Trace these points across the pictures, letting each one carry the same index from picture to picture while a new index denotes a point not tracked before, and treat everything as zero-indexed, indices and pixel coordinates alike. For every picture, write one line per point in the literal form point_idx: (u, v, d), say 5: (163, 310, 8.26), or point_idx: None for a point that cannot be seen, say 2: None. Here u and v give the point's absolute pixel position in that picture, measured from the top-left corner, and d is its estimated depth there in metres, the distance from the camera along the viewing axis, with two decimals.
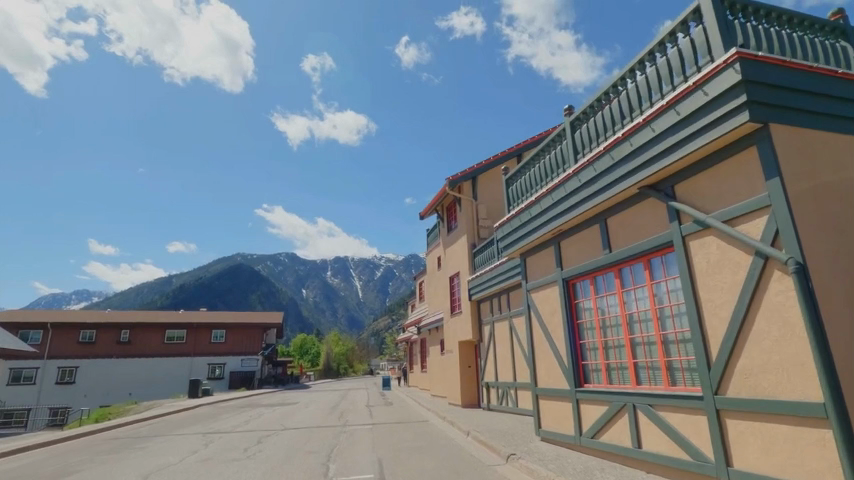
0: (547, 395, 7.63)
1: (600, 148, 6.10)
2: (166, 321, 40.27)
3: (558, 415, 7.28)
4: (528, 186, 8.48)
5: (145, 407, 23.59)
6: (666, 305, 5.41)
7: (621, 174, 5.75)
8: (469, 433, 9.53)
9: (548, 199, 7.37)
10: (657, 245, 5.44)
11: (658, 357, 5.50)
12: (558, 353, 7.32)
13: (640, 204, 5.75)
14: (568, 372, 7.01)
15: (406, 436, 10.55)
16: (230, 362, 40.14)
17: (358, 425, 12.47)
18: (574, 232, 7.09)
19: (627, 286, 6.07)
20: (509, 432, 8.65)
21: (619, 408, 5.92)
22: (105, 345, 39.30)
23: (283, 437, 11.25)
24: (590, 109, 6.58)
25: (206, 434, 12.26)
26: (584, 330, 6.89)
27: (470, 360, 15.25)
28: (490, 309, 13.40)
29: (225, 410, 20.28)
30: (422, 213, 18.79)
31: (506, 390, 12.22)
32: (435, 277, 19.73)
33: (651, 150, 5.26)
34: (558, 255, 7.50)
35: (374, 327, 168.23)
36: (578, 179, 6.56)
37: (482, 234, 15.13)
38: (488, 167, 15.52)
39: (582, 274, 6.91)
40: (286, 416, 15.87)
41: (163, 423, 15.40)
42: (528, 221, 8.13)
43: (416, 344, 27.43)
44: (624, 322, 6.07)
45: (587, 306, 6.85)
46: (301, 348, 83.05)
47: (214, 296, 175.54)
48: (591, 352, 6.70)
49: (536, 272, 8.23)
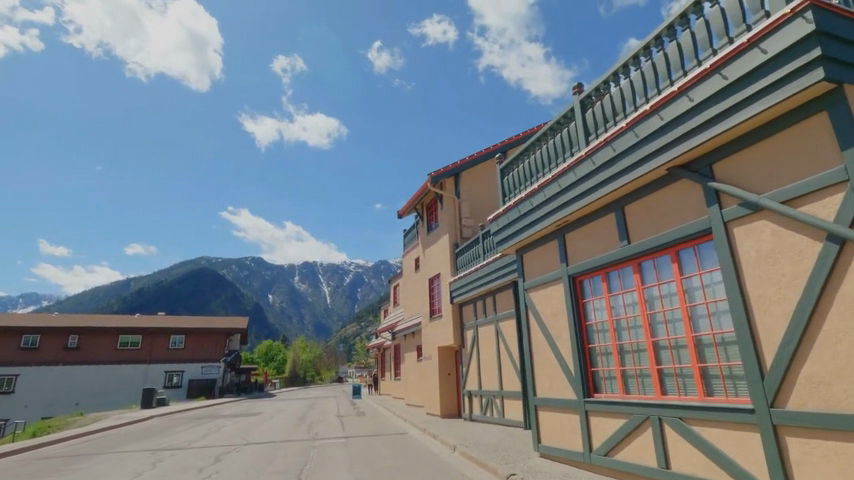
0: (548, 406, 6.83)
1: (622, 124, 5.39)
2: (119, 326, 37.62)
3: (562, 429, 6.48)
4: (528, 175, 7.72)
5: (90, 419, 21.56)
6: (700, 302, 4.71)
7: (647, 153, 5.05)
8: (456, 448, 8.63)
9: (553, 187, 6.62)
10: (689, 234, 4.74)
11: (690, 363, 4.77)
12: (563, 359, 6.54)
13: (670, 187, 5.04)
14: (575, 381, 6.23)
15: (383, 452, 9.54)
16: (189, 370, 37.72)
17: (329, 439, 11.39)
18: (585, 222, 6.35)
19: (647, 283, 5.37)
20: (502, 448, 7.82)
21: (640, 422, 5.16)
22: (50, 352, 36.40)
23: (245, 454, 10.05)
24: (606, 85, 5.89)
25: (156, 451, 10.91)
26: (594, 332, 6.16)
27: (450, 367, 14.38)
28: (475, 312, 12.60)
29: (180, 422, 18.65)
30: (400, 211, 17.87)
31: (491, 399, 11.40)
32: (412, 279, 18.78)
33: (688, 122, 4.57)
34: (562, 249, 6.76)
35: (342, 333, 165.12)
36: (592, 161, 5.85)
37: (465, 233, 14.30)
38: (471, 163, 14.79)
39: (592, 270, 6.17)
40: (248, 428, 14.56)
41: (107, 439, 13.84)
42: (526, 213, 7.37)
43: (389, 350, 26.38)
44: (645, 324, 5.34)
45: (598, 306, 6.11)
46: (266, 354, 80.10)
47: (174, 301, 168.65)
48: (603, 357, 5.95)
49: (535, 270, 7.47)
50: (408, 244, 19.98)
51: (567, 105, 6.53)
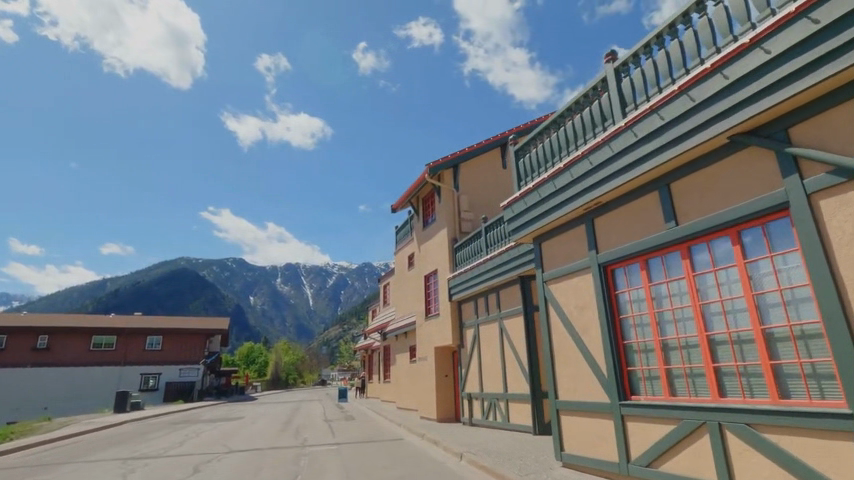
0: (573, 410, 6.14)
1: (672, 88, 4.74)
2: (93, 326, 35.91)
3: (590, 436, 5.78)
4: (549, 156, 7.06)
5: (57, 424, 20.19)
6: (770, 289, 4.07)
7: (706, 119, 4.40)
8: (463, 456, 7.88)
9: (583, 164, 5.94)
10: (758, 211, 4.10)
11: (757, 360, 4.12)
12: (593, 358, 5.85)
13: (731, 157, 4.40)
14: (608, 382, 5.55)
15: (381, 460, 8.74)
16: (166, 373, 36.00)
17: (320, 445, 10.53)
18: (619, 203, 5.67)
19: (698, 270, 4.74)
20: (515, 456, 7.11)
21: (694, 429, 4.48)
22: (18, 353, 34.61)
23: (227, 463, 9.15)
24: (648, 49, 5.25)
25: (128, 460, 9.92)
26: (630, 327, 5.49)
27: (447, 368, 13.65)
28: (476, 310, 11.90)
29: (156, 427, 17.52)
30: (394, 205, 17.07)
31: (493, 401, 10.72)
32: (405, 277, 17.98)
33: (760, 79, 3.94)
34: (591, 234, 6.08)
35: (325, 335, 163.02)
36: (633, 132, 5.20)
37: (464, 227, 13.57)
38: (472, 154, 14.11)
39: (628, 257, 5.52)
40: (231, 434, 13.60)
41: (73, 446, 12.71)
42: (547, 196, 6.68)
43: (378, 352, 25.48)
44: (698, 316, 4.69)
45: (635, 297, 5.46)
46: (247, 356, 78.27)
47: (151, 302, 164.32)
48: (642, 355, 5.29)
49: (555, 259, 6.81)
50: (401, 241, 19.19)
51: (598, 75, 5.88)
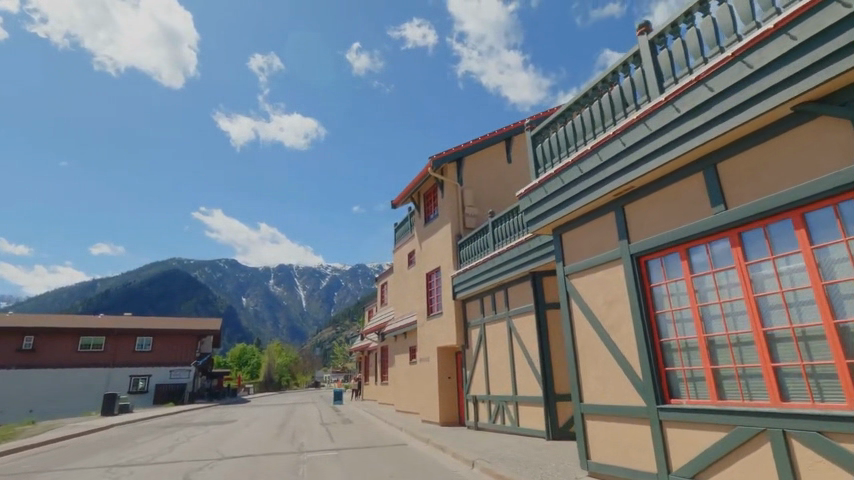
0: (600, 415, 5.63)
1: (723, 55, 4.24)
2: (81, 326, 35.01)
3: (621, 442, 5.28)
4: (571, 140, 6.54)
5: (41, 428, 19.39)
6: (844, 278, 3.57)
7: (766, 88, 3.90)
8: (475, 464, 7.34)
9: (615, 145, 5.43)
10: (831, 189, 3.59)
11: (830, 359, 3.61)
12: (624, 357, 5.34)
13: (793, 130, 3.91)
14: (643, 384, 5.04)
15: (385, 467, 8.17)
16: (156, 374, 35.11)
17: (319, 451, 9.95)
18: (656, 186, 5.16)
19: (751, 259, 4.23)
20: (534, 465, 6.59)
21: (750, 437, 3.97)
22: (3, 354, 33.65)
23: (219, 470, 8.54)
24: (689, 17, 4.74)
25: (113, 467, 9.27)
26: (669, 324, 4.98)
27: (450, 370, 13.10)
28: (482, 309, 11.38)
29: (146, 430, 16.81)
30: (394, 201, 16.53)
31: (502, 404, 10.19)
32: (405, 276, 17.46)
33: (836, 38, 3.43)
34: (622, 223, 5.57)
35: (318, 336, 161.85)
36: (676, 107, 4.69)
37: (469, 223, 13.03)
38: (476, 148, 13.59)
39: (665, 247, 5.01)
40: (224, 438, 12.97)
41: (56, 452, 12.02)
42: (570, 182, 6.15)
43: (375, 354, 24.86)
44: (752, 310, 4.18)
45: (674, 290, 4.95)
46: (239, 358, 77.23)
47: (142, 302, 162.41)
48: (682, 354, 4.78)
49: (579, 251, 6.29)
50: (400, 239, 18.64)
51: (630, 49, 5.37)
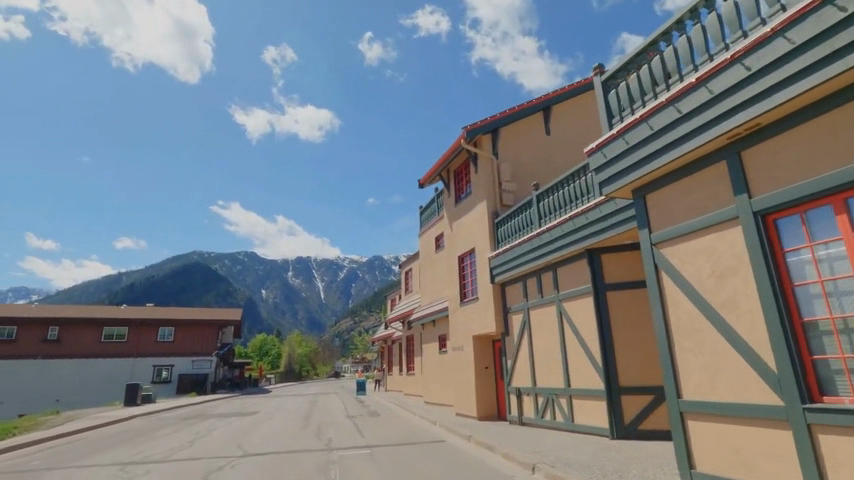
0: (709, 415, 4.53)
1: None
2: (104, 317, 34.98)
3: (743, 449, 4.18)
4: (660, 78, 5.32)
5: (64, 419, 19.06)
6: None
7: None
8: (536, 469, 6.28)
9: (735, 72, 4.24)
10: None
11: None
12: (747, 345, 4.19)
13: None
14: (780, 377, 3.89)
15: (424, 468, 7.19)
16: (179, 365, 34.98)
17: (350, 449, 9.01)
18: (794, 122, 3.95)
19: None
20: (613, 471, 5.53)
21: None
22: (29, 344, 33.84)
23: (241, 469, 7.66)
24: None
25: (129, 465, 8.48)
26: (815, 300, 3.82)
27: (487, 359, 12.08)
28: (524, 293, 10.28)
29: (166, 423, 16.17)
30: (421, 180, 15.42)
31: (551, 398, 9.14)
32: (433, 261, 16.44)
33: None
34: (739, 173, 4.39)
35: (336, 327, 162.82)
36: (840, 6, 3.42)
37: (506, 200, 11.87)
38: (513, 118, 12.38)
39: (811, 199, 3.83)
40: (247, 432, 12.21)
41: (72, 446, 11.34)
42: (664, 128, 4.99)
43: (399, 344, 24.00)
44: None
45: (825, 254, 3.78)
46: (260, 348, 77.69)
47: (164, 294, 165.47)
48: (840, 339, 3.64)
49: (672, 215, 5.15)
50: (427, 222, 17.57)
51: None
